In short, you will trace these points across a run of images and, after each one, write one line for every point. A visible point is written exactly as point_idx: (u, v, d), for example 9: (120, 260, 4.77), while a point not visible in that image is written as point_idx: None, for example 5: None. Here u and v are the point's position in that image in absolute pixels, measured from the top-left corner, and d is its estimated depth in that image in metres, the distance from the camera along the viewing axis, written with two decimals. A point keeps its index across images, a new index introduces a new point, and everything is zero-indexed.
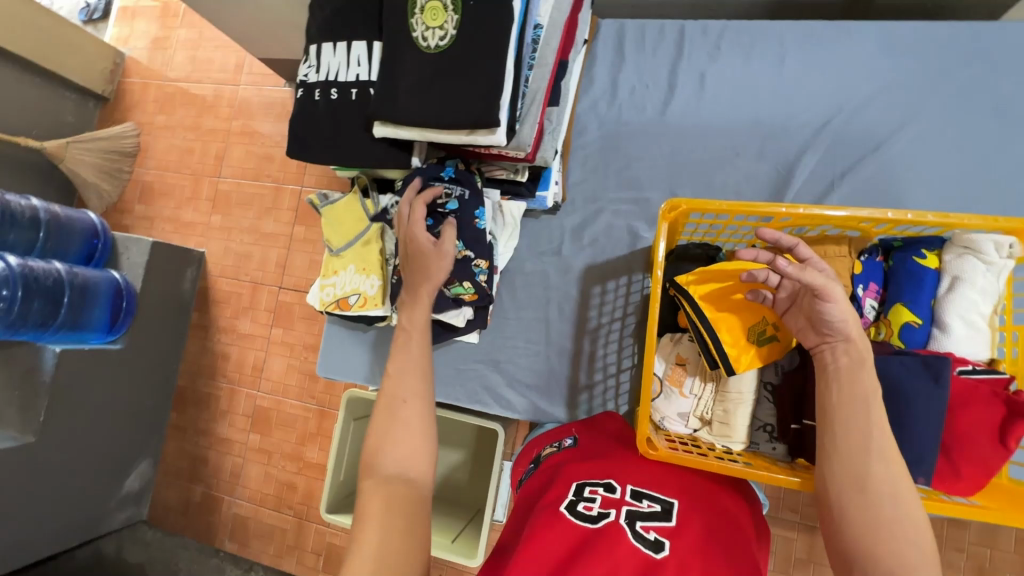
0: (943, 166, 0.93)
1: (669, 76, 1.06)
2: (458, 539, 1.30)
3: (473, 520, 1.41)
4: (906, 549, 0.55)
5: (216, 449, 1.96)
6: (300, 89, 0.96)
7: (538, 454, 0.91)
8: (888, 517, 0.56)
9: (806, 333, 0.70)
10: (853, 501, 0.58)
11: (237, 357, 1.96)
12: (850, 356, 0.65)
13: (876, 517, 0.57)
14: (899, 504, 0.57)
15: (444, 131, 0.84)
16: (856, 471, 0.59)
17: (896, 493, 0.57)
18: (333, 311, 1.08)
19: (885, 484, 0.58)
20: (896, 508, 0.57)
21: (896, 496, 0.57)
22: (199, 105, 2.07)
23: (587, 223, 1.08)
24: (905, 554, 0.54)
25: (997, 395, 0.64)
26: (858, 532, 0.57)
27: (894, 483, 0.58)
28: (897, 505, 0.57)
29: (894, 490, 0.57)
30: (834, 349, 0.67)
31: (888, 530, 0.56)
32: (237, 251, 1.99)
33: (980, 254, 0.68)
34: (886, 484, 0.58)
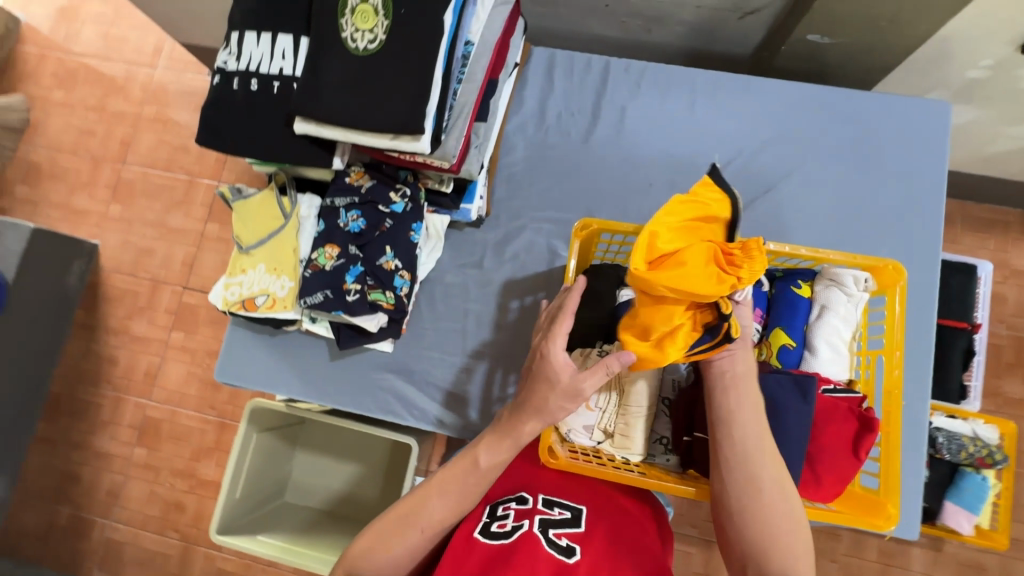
0: (820, 211, 1.05)
1: (593, 106, 1.13)
2: None
3: None
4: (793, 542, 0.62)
5: (92, 465, 1.75)
6: (217, 75, 0.92)
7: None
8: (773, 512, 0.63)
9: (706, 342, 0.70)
10: (750, 505, 0.64)
11: (127, 362, 1.78)
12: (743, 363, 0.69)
13: (766, 517, 0.63)
14: (787, 502, 0.64)
15: (367, 134, 0.84)
16: (750, 474, 0.64)
17: (782, 490, 0.64)
18: (238, 311, 1.02)
19: (771, 482, 0.64)
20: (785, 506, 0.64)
21: (776, 491, 0.64)
22: (106, 84, 1.90)
23: (509, 238, 1.10)
24: (793, 545, 0.62)
25: (852, 411, 0.72)
26: (755, 530, 0.63)
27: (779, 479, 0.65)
28: (784, 504, 0.64)
29: (781, 487, 0.64)
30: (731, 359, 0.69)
31: (777, 529, 0.63)
32: (137, 246, 1.82)
33: (842, 286, 0.78)
34: (765, 481, 0.64)
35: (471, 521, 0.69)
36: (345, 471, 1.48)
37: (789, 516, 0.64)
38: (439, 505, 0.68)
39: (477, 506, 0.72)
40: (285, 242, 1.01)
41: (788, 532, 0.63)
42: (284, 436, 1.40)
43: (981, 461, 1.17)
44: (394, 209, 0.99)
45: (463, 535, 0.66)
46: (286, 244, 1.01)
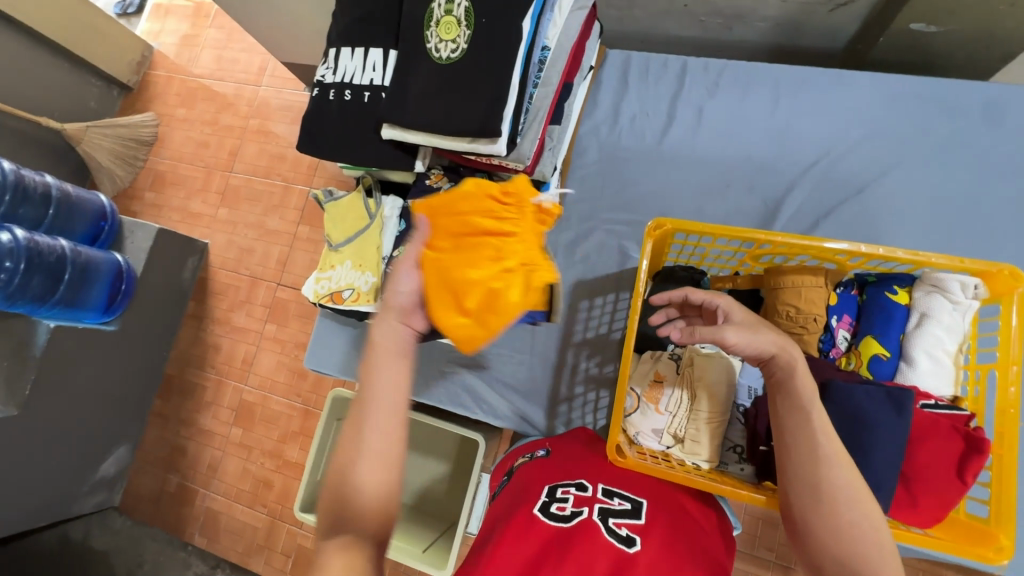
0: (921, 213, 0.97)
1: (669, 107, 1.11)
2: (429, 549, 1.23)
3: (447, 532, 1.33)
4: (873, 556, 0.55)
5: (196, 440, 1.96)
6: (317, 88, 1.01)
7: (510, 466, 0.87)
8: (847, 524, 0.56)
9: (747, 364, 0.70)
10: (814, 513, 0.58)
11: (228, 349, 1.97)
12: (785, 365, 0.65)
13: (837, 529, 0.57)
14: (862, 509, 0.57)
15: (448, 138, 0.89)
16: (808, 480, 0.59)
17: (854, 497, 0.57)
18: (327, 303, 1.10)
19: (839, 489, 0.58)
20: (858, 514, 0.57)
21: (848, 501, 0.57)
22: (219, 101, 2.14)
23: (581, 239, 1.11)
24: (874, 558, 0.55)
25: (956, 430, 0.66)
26: (821, 540, 0.57)
27: (849, 487, 0.58)
28: (857, 513, 0.57)
29: (852, 494, 0.57)
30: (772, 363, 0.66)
31: (852, 540, 0.56)
32: (240, 245, 2.02)
33: (947, 293, 0.71)
34: (831, 489, 0.58)
35: (529, 500, 0.68)
36: (417, 464, 1.47)
37: (867, 530, 0.56)
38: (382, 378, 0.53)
39: (537, 487, 0.72)
40: (369, 240, 1.09)
41: (865, 543, 0.56)
42: None
43: None
44: None
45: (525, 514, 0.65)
46: (370, 242, 1.09)
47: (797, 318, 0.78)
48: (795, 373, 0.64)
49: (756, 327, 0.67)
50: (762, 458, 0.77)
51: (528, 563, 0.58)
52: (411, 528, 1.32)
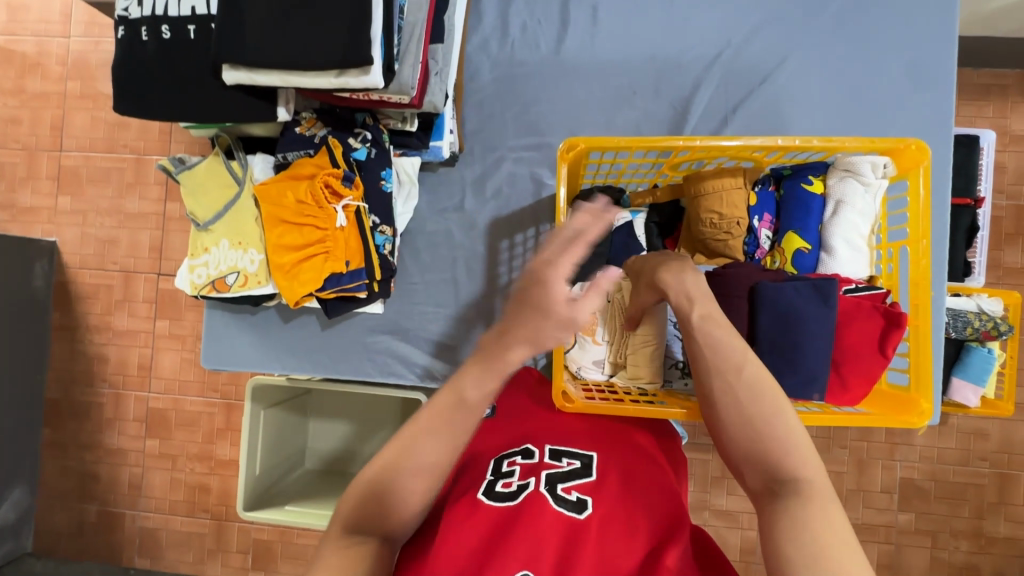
0: (820, 97, 0.96)
1: (561, 9, 0.99)
2: None
3: None
4: (786, 442, 0.55)
5: (108, 462, 1.73)
6: (121, 27, 0.78)
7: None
8: (757, 418, 0.56)
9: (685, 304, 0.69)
10: (725, 414, 0.58)
11: (117, 357, 1.71)
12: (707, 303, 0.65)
13: (748, 425, 0.57)
14: (768, 403, 0.57)
15: (309, 74, 0.72)
16: (720, 382, 0.59)
17: (766, 392, 0.57)
18: (209, 294, 0.94)
19: (742, 386, 0.58)
20: (770, 408, 0.57)
21: (756, 394, 0.57)
22: (19, 61, 1.69)
23: (489, 173, 1.01)
24: (783, 444, 0.55)
25: (877, 309, 0.68)
26: (734, 440, 0.57)
27: (756, 386, 0.58)
28: (771, 409, 0.57)
29: (762, 389, 0.58)
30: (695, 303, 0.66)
31: (763, 433, 0.56)
32: (98, 237, 1.69)
33: (859, 176, 0.71)
34: (744, 387, 0.58)
35: (475, 477, 0.64)
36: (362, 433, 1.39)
37: (777, 421, 0.56)
38: (429, 443, 0.57)
39: (481, 462, 0.67)
40: (244, 211, 0.92)
41: (777, 433, 0.56)
42: (297, 410, 1.37)
43: (985, 334, 1.13)
44: (359, 156, 0.90)
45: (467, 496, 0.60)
46: (246, 214, 0.92)
47: (721, 225, 0.75)
48: (695, 292, 0.65)
49: (677, 270, 0.69)
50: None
51: (480, 555, 0.54)
52: None
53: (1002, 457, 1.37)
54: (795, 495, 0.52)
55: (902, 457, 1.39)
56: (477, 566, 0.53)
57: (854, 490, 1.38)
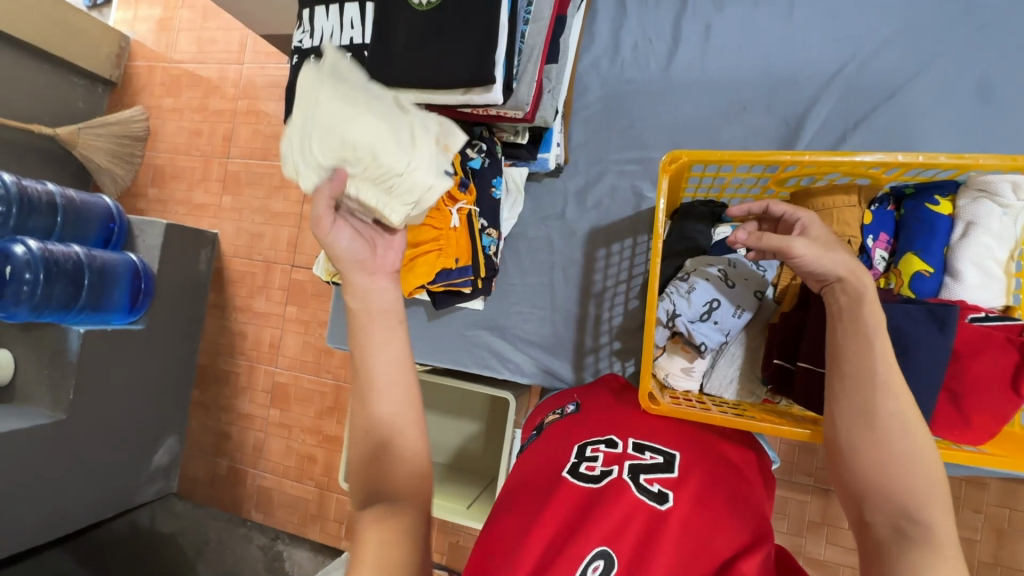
0: (958, 112, 0.89)
1: (674, 28, 1.03)
2: (474, 504, 1.23)
3: (489, 487, 1.35)
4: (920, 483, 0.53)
5: (238, 424, 2.01)
6: (296, 55, 0.95)
7: (541, 422, 0.85)
8: (897, 455, 0.54)
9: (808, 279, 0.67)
10: (863, 444, 0.56)
11: (254, 334, 1.99)
12: (849, 295, 0.62)
13: (890, 459, 0.55)
14: (913, 443, 0.55)
15: (440, 92, 0.83)
16: (862, 408, 0.57)
17: (908, 428, 0.55)
18: (340, 281, 1.08)
19: (894, 419, 0.56)
20: (910, 447, 0.55)
21: (905, 430, 0.55)
22: (205, 86, 2.06)
23: (591, 185, 1.06)
24: (920, 489, 0.53)
25: (1011, 341, 0.63)
26: (866, 471, 0.56)
27: (905, 419, 0.56)
28: (907, 446, 0.55)
29: (906, 426, 0.55)
30: (834, 291, 0.64)
31: (899, 469, 0.54)
32: (249, 231, 2.00)
33: (997, 197, 0.66)
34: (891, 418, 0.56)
35: (560, 460, 0.68)
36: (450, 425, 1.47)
37: (918, 463, 0.54)
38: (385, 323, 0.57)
39: (566, 445, 0.71)
40: None
41: (915, 475, 0.54)
42: None
43: None
44: (474, 164, 0.98)
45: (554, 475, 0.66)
46: None
47: None
48: (861, 300, 0.61)
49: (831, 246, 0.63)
50: (780, 373, 0.78)
51: (566, 526, 0.59)
52: (452, 485, 1.32)
53: None
54: (919, 541, 0.51)
55: None
56: (559, 538, 0.58)
57: (986, 559, 1.21)
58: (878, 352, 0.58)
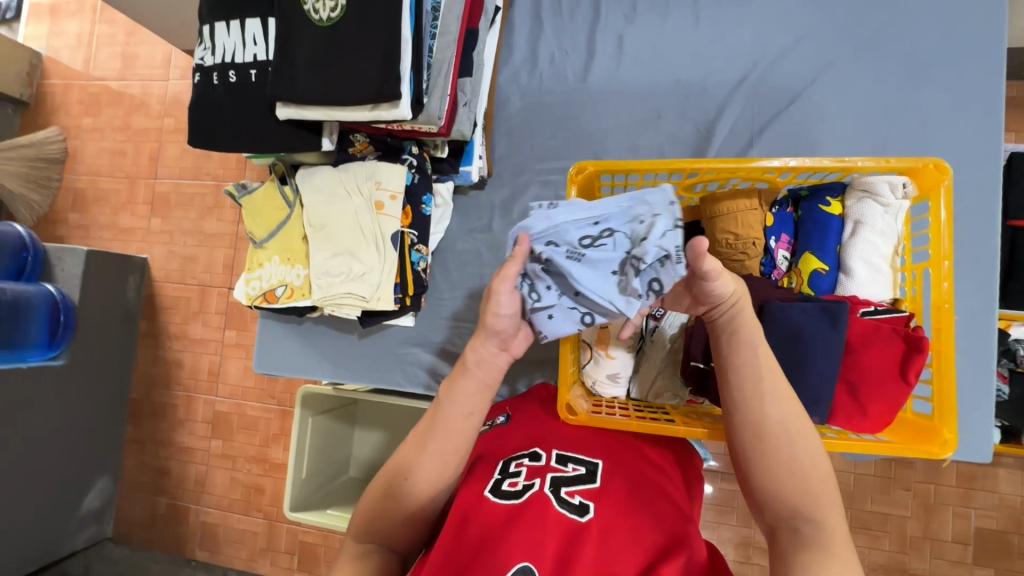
0: (853, 114, 0.94)
1: (588, 40, 1.05)
2: None
3: None
4: (813, 479, 0.57)
5: (178, 459, 1.90)
6: (198, 73, 0.91)
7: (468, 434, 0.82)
8: (788, 458, 0.57)
9: (692, 305, 0.66)
10: (756, 451, 0.59)
11: (191, 363, 1.89)
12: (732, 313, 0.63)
13: (777, 464, 0.58)
14: (797, 446, 0.58)
15: (349, 108, 0.82)
16: (750, 419, 0.60)
17: (794, 433, 0.58)
18: (261, 305, 1.04)
19: (781, 425, 0.59)
20: (799, 447, 0.58)
21: (792, 435, 0.58)
22: (127, 104, 1.96)
23: (517, 196, 1.06)
24: (813, 489, 0.56)
25: (896, 332, 0.66)
26: (765, 478, 0.58)
27: (786, 426, 0.59)
28: (797, 447, 0.58)
29: (792, 429, 0.58)
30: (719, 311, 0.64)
31: (790, 472, 0.57)
32: (181, 255, 1.90)
33: (878, 197, 0.70)
34: (782, 426, 0.59)
35: (482, 476, 0.66)
36: None
37: (805, 462, 0.57)
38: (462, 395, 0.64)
39: (489, 460, 0.70)
40: (293, 230, 1.03)
41: (806, 478, 0.57)
42: (340, 418, 1.46)
43: None
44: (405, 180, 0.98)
45: (475, 492, 0.63)
46: (294, 233, 1.03)
47: (737, 245, 0.76)
48: (739, 313, 0.63)
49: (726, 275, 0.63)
50: (698, 374, 0.79)
51: (484, 549, 0.57)
52: None
53: None
54: (817, 539, 0.53)
55: (974, 503, 1.27)
56: (480, 559, 0.56)
57: (916, 536, 1.27)
58: (762, 359, 0.61)
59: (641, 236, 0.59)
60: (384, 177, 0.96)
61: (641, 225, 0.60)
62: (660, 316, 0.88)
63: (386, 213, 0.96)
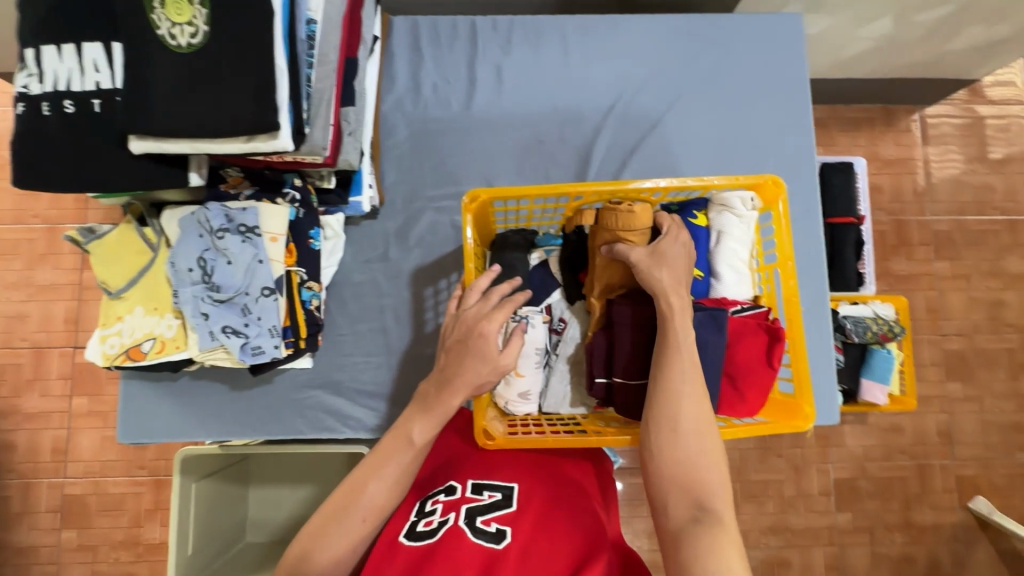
0: (704, 137, 1.08)
1: (469, 70, 1.08)
2: None
3: None
4: (709, 471, 0.63)
5: (16, 563, 1.56)
6: (21, 102, 0.78)
7: None
8: (693, 454, 0.63)
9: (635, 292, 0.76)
10: (668, 444, 0.64)
11: (27, 443, 1.57)
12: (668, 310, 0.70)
13: (685, 457, 0.63)
14: (702, 442, 0.64)
15: (220, 141, 0.76)
16: (667, 415, 0.65)
17: (701, 429, 0.64)
18: (124, 364, 0.90)
19: (691, 422, 0.64)
20: (704, 442, 0.64)
21: (699, 432, 0.64)
22: None
23: (411, 223, 1.05)
24: (711, 480, 0.62)
25: (760, 325, 0.76)
26: (671, 469, 0.63)
27: (697, 426, 0.64)
28: (703, 443, 0.64)
29: (700, 426, 0.64)
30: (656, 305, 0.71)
31: (694, 464, 0.63)
32: (4, 313, 1.58)
33: (733, 210, 0.81)
34: (692, 424, 0.64)
35: (398, 522, 0.67)
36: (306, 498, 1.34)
37: (707, 456, 0.63)
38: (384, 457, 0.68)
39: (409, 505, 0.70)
40: (159, 276, 0.91)
41: (705, 470, 0.63)
42: (229, 479, 1.29)
43: (884, 336, 1.27)
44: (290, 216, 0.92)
45: (387, 542, 0.63)
46: (161, 278, 0.91)
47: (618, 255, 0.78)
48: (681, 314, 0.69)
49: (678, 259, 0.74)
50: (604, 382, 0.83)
51: None
52: None
53: (917, 448, 1.49)
54: (710, 525, 0.59)
55: (831, 459, 1.49)
56: None
57: (792, 496, 1.46)
58: (683, 361, 0.67)
59: (256, 279, 0.87)
60: (265, 220, 0.88)
61: (261, 280, 0.87)
62: (561, 329, 0.91)
63: (271, 251, 0.89)
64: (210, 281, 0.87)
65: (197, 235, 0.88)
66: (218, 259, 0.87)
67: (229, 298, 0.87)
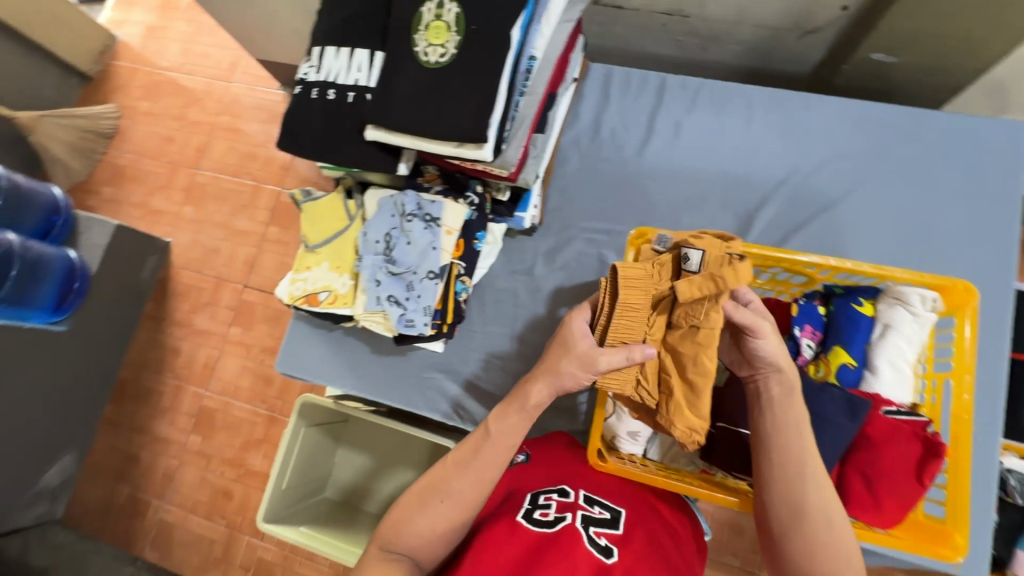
0: (880, 229, 1.03)
1: (648, 121, 1.15)
2: None
3: None
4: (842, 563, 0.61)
5: (151, 448, 1.85)
6: (299, 86, 1.00)
7: None
8: (824, 543, 0.61)
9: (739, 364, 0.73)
10: (795, 531, 0.63)
11: (189, 353, 1.88)
12: (781, 387, 0.68)
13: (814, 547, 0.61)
14: (834, 530, 0.62)
15: (434, 142, 0.89)
16: (795, 501, 0.63)
17: (830, 517, 0.62)
18: (302, 305, 1.07)
19: (818, 509, 0.63)
20: (835, 530, 0.62)
21: (830, 520, 0.62)
22: (187, 96, 2.06)
23: (559, 248, 1.12)
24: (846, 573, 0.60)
25: (916, 434, 0.70)
26: (801, 558, 0.62)
27: (825, 515, 0.62)
28: (835, 530, 0.62)
29: (828, 512, 0.62)
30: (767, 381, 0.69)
31: (824, 555, 0.61)
32: (205, 245, 1.94)
33: (909, 306, 0.76)
34: (821, 512, 0.62)
35: (513, 505, 0.69)
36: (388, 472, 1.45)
37: (839, 545, 0.61)
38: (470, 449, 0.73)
39: (518, 494, 0.72)
40: (349, 241, 1.08)
41: (838, 560, 0.61)
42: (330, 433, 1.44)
43: None
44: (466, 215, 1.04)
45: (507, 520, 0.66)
46: (349, 243, 1.08)
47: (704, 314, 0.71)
48: (791, 394, 0.67)
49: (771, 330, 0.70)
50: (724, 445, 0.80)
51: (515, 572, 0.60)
52: None
53: None
54: None
55: None
56: None
57: None
58: (803, 443, 0.65)
59: (424, 260, 1.00)
60: (447, 215, 1.01)
61: (428, 262, 0.99)
62: None
63: (444, 241, 1.01)
64: (390, 255, 1.01)
65: (390, 214, 1.03)
66: (398, 238, 1.01)
67: (401, 273, 1.00)
